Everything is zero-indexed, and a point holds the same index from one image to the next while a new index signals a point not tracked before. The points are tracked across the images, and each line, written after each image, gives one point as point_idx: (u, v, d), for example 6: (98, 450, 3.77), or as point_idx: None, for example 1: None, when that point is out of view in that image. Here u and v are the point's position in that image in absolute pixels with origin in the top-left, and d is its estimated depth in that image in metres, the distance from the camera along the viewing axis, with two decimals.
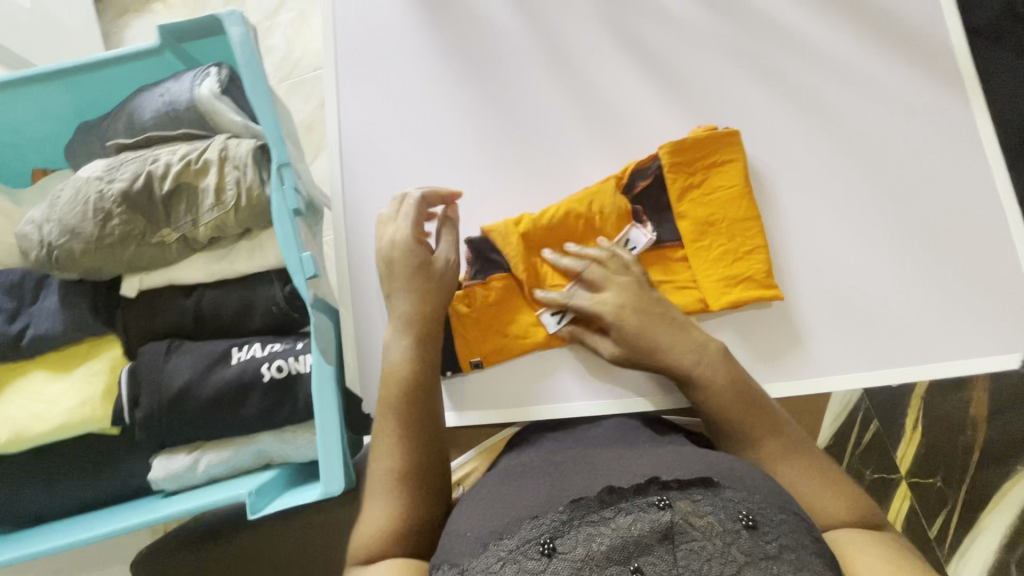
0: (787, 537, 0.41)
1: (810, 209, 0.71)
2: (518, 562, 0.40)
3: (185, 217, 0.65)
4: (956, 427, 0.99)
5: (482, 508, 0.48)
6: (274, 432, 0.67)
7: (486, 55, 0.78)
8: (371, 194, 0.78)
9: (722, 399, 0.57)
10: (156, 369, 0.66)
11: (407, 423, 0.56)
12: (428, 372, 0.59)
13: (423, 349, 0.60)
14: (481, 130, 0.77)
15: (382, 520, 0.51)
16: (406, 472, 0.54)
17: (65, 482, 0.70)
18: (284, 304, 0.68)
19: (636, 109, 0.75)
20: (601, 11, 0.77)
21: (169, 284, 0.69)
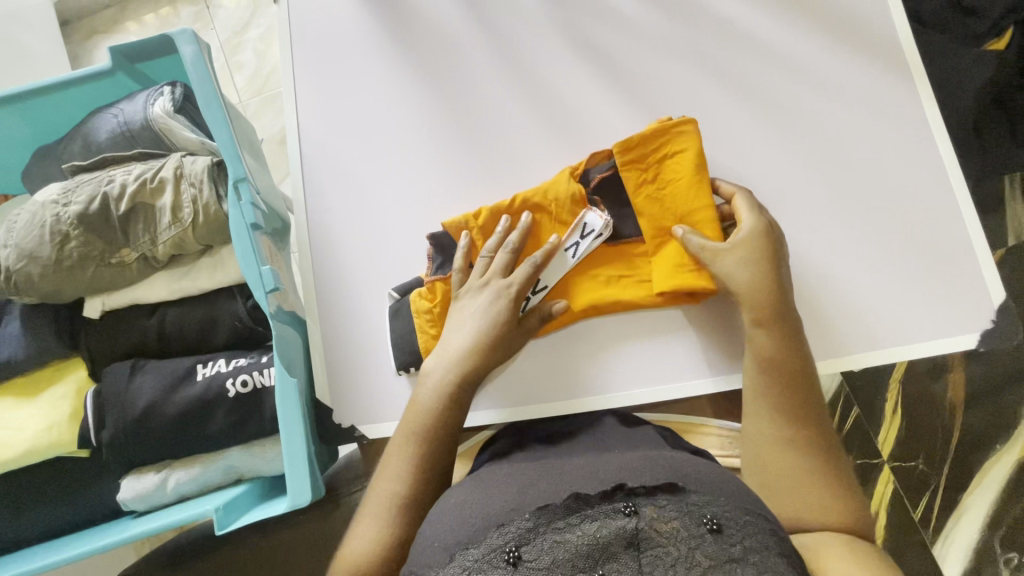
0: (752, 539, 0.42)
1: (768, 202, 0.72)
2: (483, 571, 0.41)
3: (143, 237, 0.65)
4: (934, 409, 1.01)
5: (449, 514, 0.48)
6: (241, 446, 0.67)
7: (444, 65, 0.79)
8: (336, 206, 0.78)
9: (781, 368, 0.58)
10: (120, 390, 0.65)
11: (422, 459, 0.58)
12: (456, 410, 0.61)
13: (457, 391, 0.61)
14: (442, 139, 0.77)
15: (377, 538, 0.55)
16: (407, 501, 0.56)
17: (35, 507, 0.70)
18: (248, 319, 0.68)
19: (594, 112, 0.76)
20: (555, 17, 0.78)
21: (132, 304, 0.69)
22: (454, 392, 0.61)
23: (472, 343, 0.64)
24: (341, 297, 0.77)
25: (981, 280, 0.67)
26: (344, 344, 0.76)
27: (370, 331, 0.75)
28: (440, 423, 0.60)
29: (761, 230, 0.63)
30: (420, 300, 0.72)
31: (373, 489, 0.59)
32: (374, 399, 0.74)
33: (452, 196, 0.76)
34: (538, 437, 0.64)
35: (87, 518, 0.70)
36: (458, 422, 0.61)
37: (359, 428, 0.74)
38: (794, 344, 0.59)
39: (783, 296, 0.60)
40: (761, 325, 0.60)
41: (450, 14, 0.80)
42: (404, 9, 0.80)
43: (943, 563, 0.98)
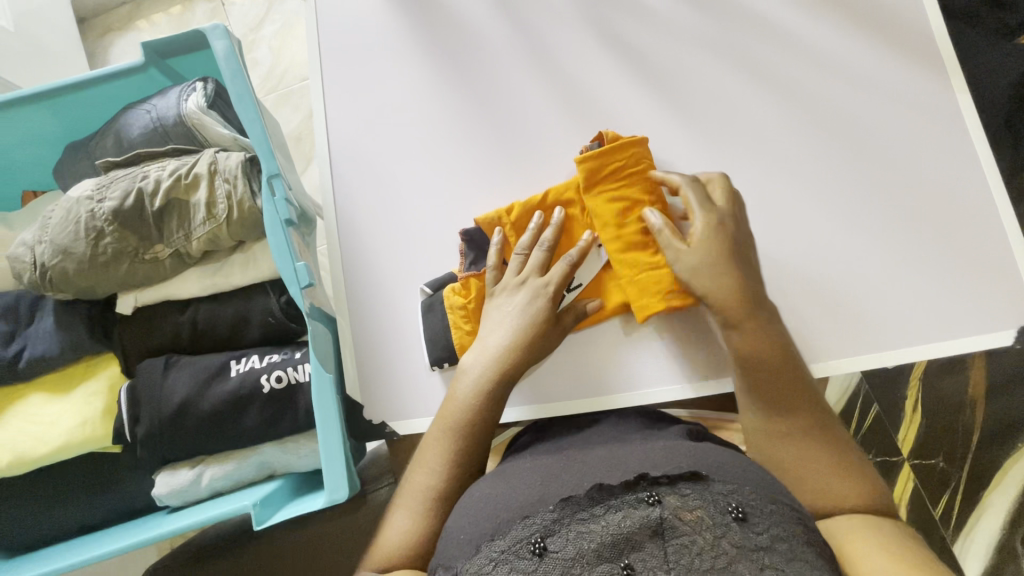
0: (779, 527, 0.41)
1: (799, 197, 0.71)
2: (510, 562, 0.40)
3: (178, 233, 0.65)
4: (955, 408, 1.00)
5: (475, 508, 0.48)
6: (275, 442, 0.67)
7: (471, 60, 0.78)
8: (364, 203, 0.78)
9: (767, 358, 0.57)
10: (154, 385, 0.66)
11: (459, 453, 0.58)
12: (494, 407, 0.60)
13: (495, 387, 0.61)
14: (471, 135, 0.77)
15: (410, 530, 0.55)
16: (441, 495, 0.56)
17: (68, 502, 0.70)
18: (281, 314, 0.68)
19: (623, 108, 0.75)
20: (583, 12, 0.77)
21: (165, 300, 0.69)
22: (492, 387, 0.61)
23: (512, 340, 0.63)
24: (371, 294, 0.76)
25: (1018, 276, 0.66)
26: (373, 340, 0.75)
27: (399, 328, 0.75)
28: (476, 417, 0.59)
29: (707, 231, 0.63)
30: (454, 296, 0.72)
31: (407, 481, 0.59)
32: (403, 395, 0.74)
33: (481, 192, 0.76)
34: (565, 433, 0.63)
35: (119, 514, 0.70)
36: (495, 419, 0.61)
37: (389, 424, 0.74)
38: (773, 334, 0.58)
39: (751, 291, 0.60)
40: (734, 323, 0.59)
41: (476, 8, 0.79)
42: (430, 4, 0.80)
43: (964, 562, 0.97)
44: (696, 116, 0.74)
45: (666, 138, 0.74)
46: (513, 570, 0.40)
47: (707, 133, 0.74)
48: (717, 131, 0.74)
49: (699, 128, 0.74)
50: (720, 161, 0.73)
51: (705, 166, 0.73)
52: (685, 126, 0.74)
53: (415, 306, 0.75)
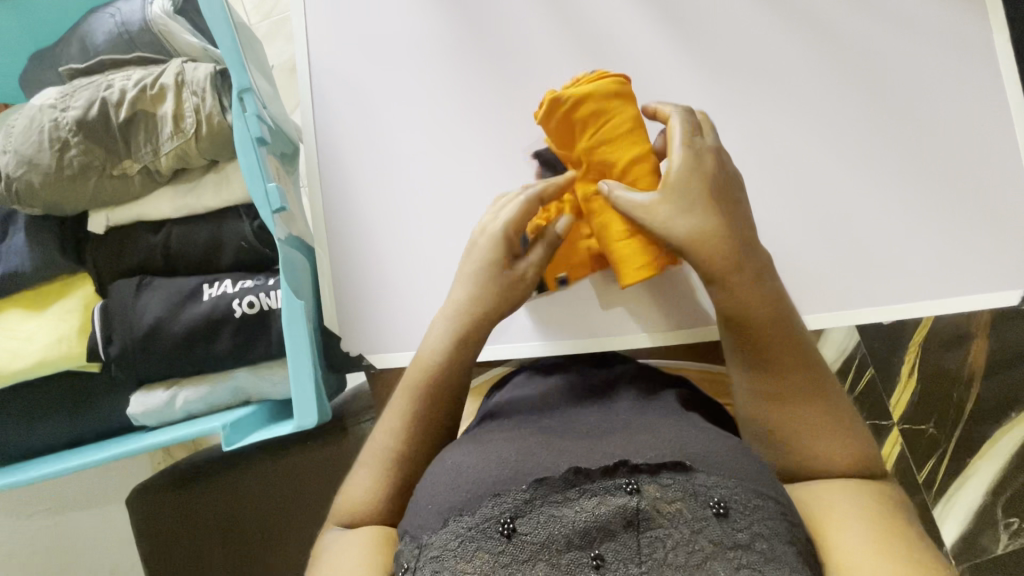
0: (761, 525, 0.39)
1: (807, 139, 0.66)
2: (476, 543, 0.39)
3: (145, 148, 0.62)
4: (953, 378, 0.98)
5: (443, 477, 0.46)
6: (248, 368, 0.65)
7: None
8: (346, 129, 0.74)
9: (756, 318, 0.52)
10: (127, 306, 0.65)
11: (417, 409, 0.56)
12: (463, 364, 0.58)
13: (458, 351, 0.58)
14: (460, 58, 0.72)
15: (371, 487, 0.54)
16: (402, 458, 0.55)
17: (48, 419, 0.71)
18: (254, 239, 0.66)
19: (624, 32, 0.69)
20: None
21: (137, 219, 0.67)
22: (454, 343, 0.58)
23: (468, 294, 0.60)
24: (351, 224, 0.74)
25: None
26: (352, 271, 0.73)
27: (377, 261, 0.73)
28: (438, 380, 0.57)
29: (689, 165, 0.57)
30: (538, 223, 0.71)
31: (372, 440, 0.58)
32: (382, 328, 0.73)
33: (469, 122, 0.72)
34: (550, 388, 0.60)
35: (101, 431, 0.71)
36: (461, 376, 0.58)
37: (368, 357, 0.73)
38: (762, 288, 0.53)
39: (735, 242, 0.54)
40: (714, 277, 0.54)
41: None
42: None
43: (943, 523, 0.97)
44: (702, 43, 0.69)
45: (669, 66, 0.69)
46: (480, 550, 0.39)
47: (714, 62, 0.68)
48: (724, 62, 0.68)
49: (705, 58, 0.68)
50: (726, 94, 0.68)
51: (708, 100, 0.68)
52: (689, 54, 0.69)
53: (396, 238, 0.73)
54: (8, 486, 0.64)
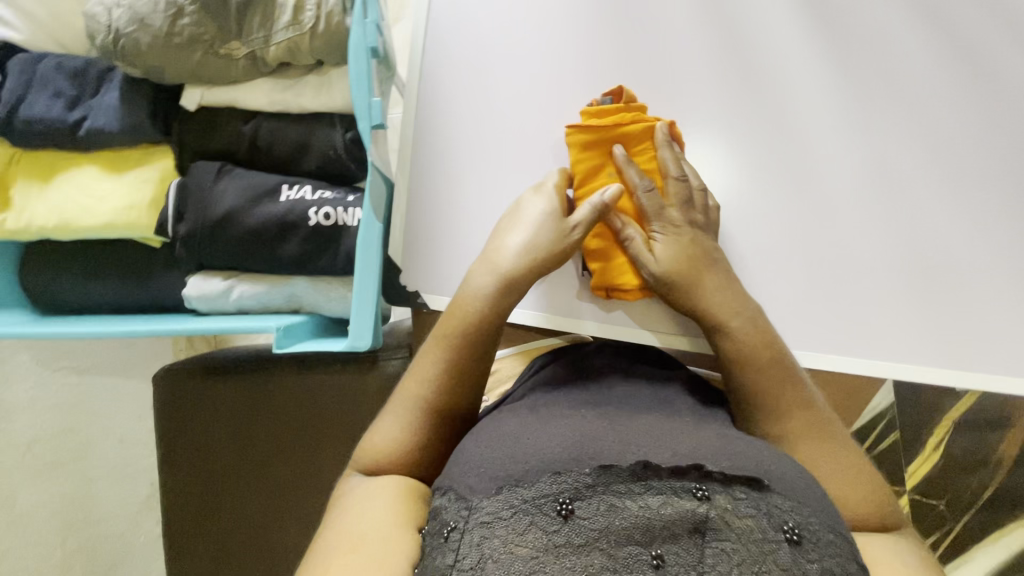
0: (831, 561, 0.37)
1: (934, 172, 0.61)
2: (532, 516, 0.37)
3: (257, 33, 0.60)
4: (978, 463, 0.93)
5: (496, 442, 0.44)
6: (309, 279, 0.65)
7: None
8: (448, 59, 0.71)
9: (755, 359, 0.52)
10: (205, 188, 0.64)
11: (452, 367, 0.53)
12: (499, 321, 0.55)
13: (499, 300, 0.55)
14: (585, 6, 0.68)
15: (398, 438, 0.52)
16: (434, 407, 0.52)
17: (103, 281, 0.72)
18: (343, 151, 0.64)
19: (766, 16, 0.64)
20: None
21: (230, 105, 0.65)
22: (497, 305, 0.55)
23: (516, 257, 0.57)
24: (435, 157, 0.72)
25: None
26: (426, 209, 0.72)
27: (453, 200, 0.71)
28: (475, 328, 0.54)
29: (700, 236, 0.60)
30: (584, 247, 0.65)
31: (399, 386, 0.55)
32: (441, 271, 0.72)
33: (578, 80, 0.68)
34: (605, 371, 0.58)
35: (152, 305, 0.72)
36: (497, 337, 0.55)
37: (422, 295, 0.73)
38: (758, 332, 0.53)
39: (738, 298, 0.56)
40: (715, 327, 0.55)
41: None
42: None
43: None
44: (848, 43, 0.63)
45: (806, 63, 0.64)
46: (534, 525, 0.37)
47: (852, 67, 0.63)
48: (866, 70, 0.63)
49: (847, 62, 0.63)
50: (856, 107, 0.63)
51: (837, 109, 0.63)
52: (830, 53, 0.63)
53: (477, 182, 0.70)
54: (55, 335, 0.64)
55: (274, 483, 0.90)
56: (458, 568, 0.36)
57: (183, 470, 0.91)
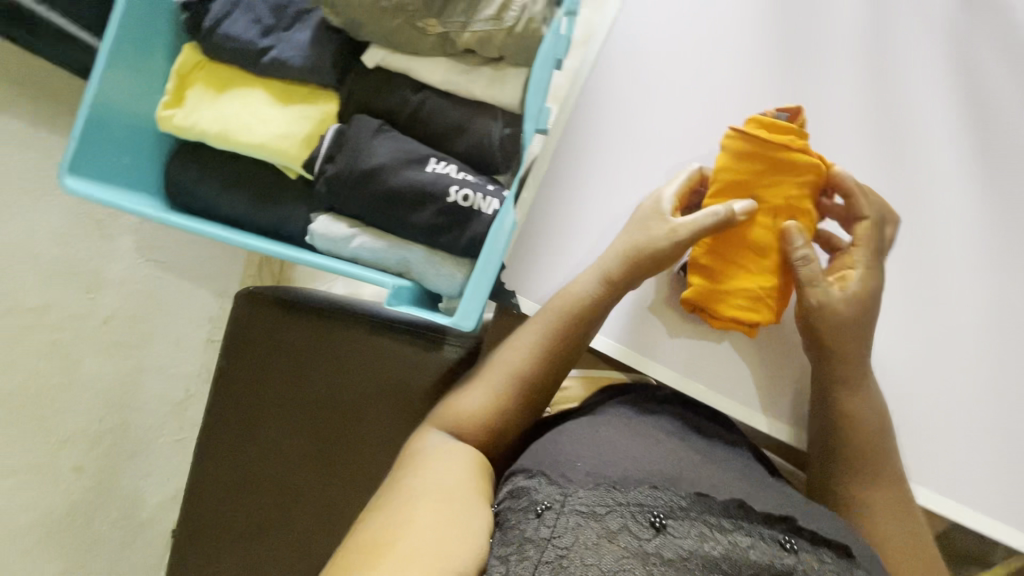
0: None
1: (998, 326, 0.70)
2: (634, 523, 0.53)
3: (458, 18, 0.64)
4: None
5: (595, 455, 0.61)
6: (425, 249, 0.68)
7: (793, 22, 0.76)
8: (621, 100, 0.77)
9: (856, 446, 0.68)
10: (362, 140, 0.68)
11: (536, 354, 0.72)
12: (581, 325, 0.72)
13: (582, 315, 0.71)
14: (747, 90, 0.76)
15: (486, 404, 0.71)
16: (516, 380, 0.72)
17: (237, 195, 0.77)
18: (496, 143, 0.68)
19: (896, 150, 0.74)
20: (919, 39, 0.75)
21: (406, 72, 0.70)
22: (583, 313, 0.71)
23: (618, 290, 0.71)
24: (573, 178, 0.77)
25: None
26: (548, 219, 0.76)
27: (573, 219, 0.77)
28: (562, 329, 0.72)
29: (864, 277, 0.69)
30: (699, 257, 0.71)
31: (496, 361, 0.75)
32: (546, 280, 0.76)
33: None
34: (677, 424, 0.69)
35: (275, 230, 0.77)
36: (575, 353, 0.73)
37: (516, 296, 0.78)
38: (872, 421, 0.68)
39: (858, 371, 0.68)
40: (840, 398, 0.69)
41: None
42: None
43: None
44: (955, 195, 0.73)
45: (915, 201, 0.73)
46: (632, 527, 0.52)
47: (955, 217, 0.72)
48: (967, 222, 0.72)
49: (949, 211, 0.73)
50: (947, 250, 0.72)
51: (930, 249, 0.72)
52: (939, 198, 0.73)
53: (601, 212, 0.76)
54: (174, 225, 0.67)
55: (312, 427, 0.93)
56: (561, 539, 0.51)
57: (236, 386, 0.96)
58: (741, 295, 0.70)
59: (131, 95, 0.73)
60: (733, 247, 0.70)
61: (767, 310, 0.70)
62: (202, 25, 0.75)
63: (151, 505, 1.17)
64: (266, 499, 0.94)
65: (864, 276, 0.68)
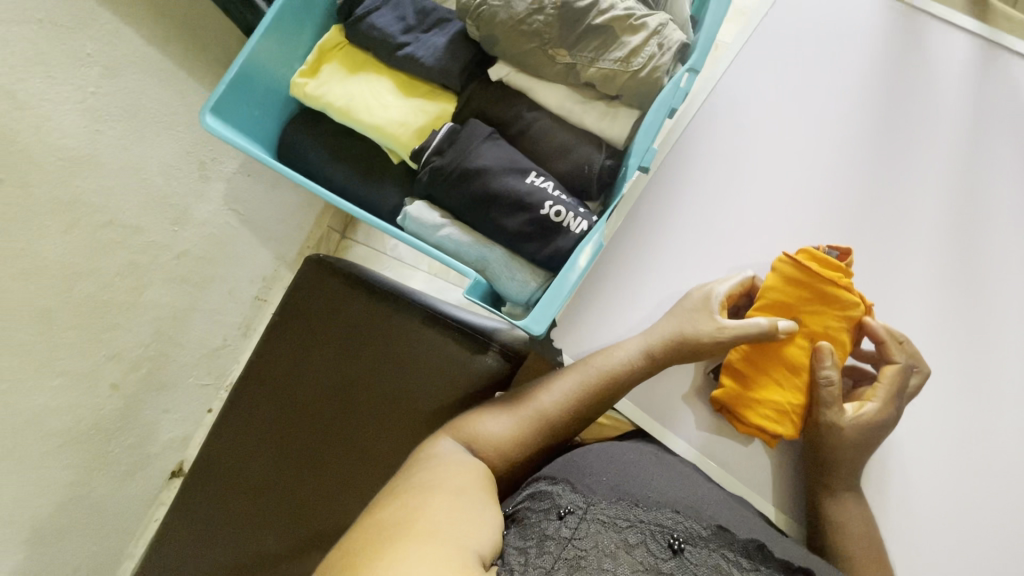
0: None
1: (1001, 451, 0.79)
2: (653, 540, 0.60)
3: (588, 53, 0.70)
4: None
5: (619, 480, 0.70)
6: (506, 252, 0.73)
7: (877, 150, 0.88)
8: (713, 189, 0.90)
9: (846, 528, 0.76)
10: (472, 142, 0.74)
11: (572, 399, 0.76)
12: (622, 382, 0.78)
13: (626, 372, 0.78)
14: (822, 192, 0.88)
15: (508, 431, 0.74)
16: (542, 418, 0.75)
17: (341, 166, 0.83)
18: (596, 170, 0.73)
19: (967, 281, 0.83)
20: (982, 183, 0.85)
21: (525, 91, 0.76)
22: (628, 371, 0.78)
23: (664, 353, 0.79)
24: (654, 247, 0.90)
25: None
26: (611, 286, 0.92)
27: (644, 264, 0.90)
28: (603, 383, 0.77)
29: (879, 415, 0.76)
30: (735, 364, 0.80)
31: (525, 393, 0.78)
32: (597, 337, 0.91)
33: None
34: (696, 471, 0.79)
35: (369, 204, 0.83)
36: (607, 404, 0.79)
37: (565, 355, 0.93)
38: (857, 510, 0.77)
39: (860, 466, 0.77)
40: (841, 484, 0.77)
41: (918, 114, 0.88)
42: (912, 106, 0.89)
43: None
44: (978, 323, 0.82)
45: (943, 319, 0.83)
46: (650, 544, 0.60)
47: (975, 340, 0.82)
48: (985, 349, 0.81)
49: (970, 335, 0.82)
50: (960, 373, 0.82)
51: (952, 364, 0.82)
52: (963, 321, 0.82)
53: (666, 279, 0.89)
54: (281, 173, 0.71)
55: (347, 400, 0.96)
56: (582, 538, 0.60)
57: (285, 342, 1.00)
58: (765, 407, 0.79)
59: (276, 61, 0.82)
60: (765, 363, 0.79)
61: (786, 425, 0.78)
62: (353, 13, 0.83)
63: (161, 441, 1.18)
64: (289, 460, 0.96)
65: (879, 408, 0.76)
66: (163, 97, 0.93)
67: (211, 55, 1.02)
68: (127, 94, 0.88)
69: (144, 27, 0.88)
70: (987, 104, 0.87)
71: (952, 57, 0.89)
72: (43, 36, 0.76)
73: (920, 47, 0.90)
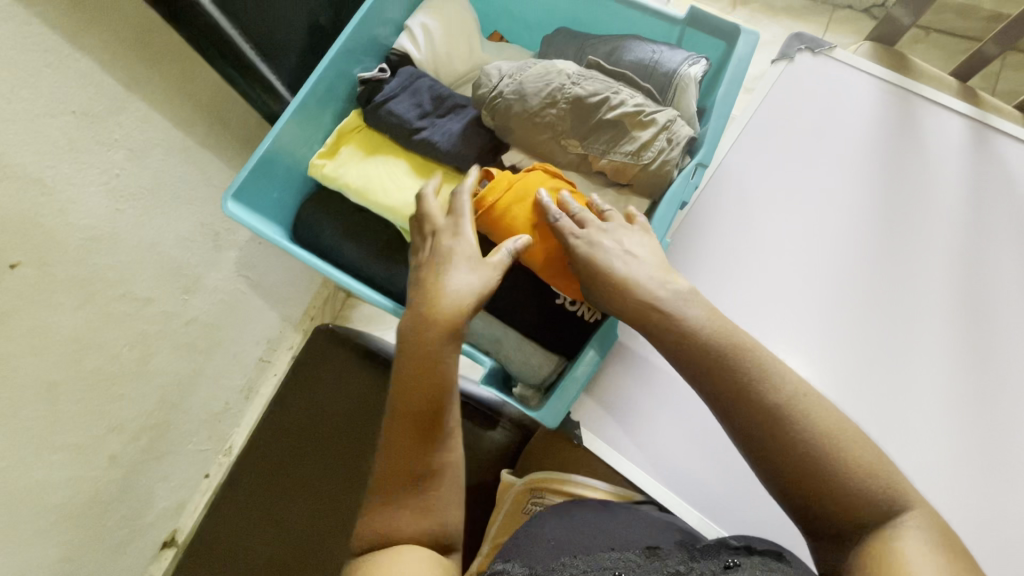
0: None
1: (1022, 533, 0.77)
2: None
3: (600, 145, 0.73)
4: None
5: (556, 537, 0.65)
6: (518, 336, 0.78)
7: (882, 229, 0.90)
8: (724, 263, 0.91)
9: None
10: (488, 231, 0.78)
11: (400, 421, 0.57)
12: (434, 364, 0.58)
13: (434, 347, 0.59)
14: (828, 269, 0.89)
15: (376, 524, 0.54)
16: (397, 475, 0.55)
17: (355, 243, 0.85)
18: None
19: (978, 359, 0.83)
20: (982, 262, 0.87)
21: None
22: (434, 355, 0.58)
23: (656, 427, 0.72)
24: None
25: None
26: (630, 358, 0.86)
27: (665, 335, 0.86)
28: (417, 380, 0.58)
29: None
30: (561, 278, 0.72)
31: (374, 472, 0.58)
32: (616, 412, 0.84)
33: (821, 336, 0.87)
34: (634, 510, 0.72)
35: (382, 282, 0.84)
36: (439, 393, 0.58)
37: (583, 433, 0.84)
38: None
39: None
40: None
41: (920, 196, 0.91)
42: (912, 187, 0.91)
43: None
44: (992, 399, 0.82)
45: (959, 397, 0.82)
46: None
47: (988, 417, 0.81)
48: (1002, 426, 0.80)
49: (982, 414, 0.81)
50: (978, 452, 0.80)
51: (971, 444, 0.80)
52: (979, 400, 0.82)
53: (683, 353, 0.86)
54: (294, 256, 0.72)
55: (352, 473, 0.94)
56: None
57: (291, 409, 0.99)
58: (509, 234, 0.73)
59: (294, 143, 0.84)
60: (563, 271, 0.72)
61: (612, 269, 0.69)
62: (370, 98, 0.86)
63: (157, 510, 1.15)
64: (290, 535, 0.93)
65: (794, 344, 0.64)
66: (184, 173, 0.96)
67: (233, 131, 1.06)
68: (152, 174, 0.91)
69: (172, 110, 0.92)
70: (978, 185, 0.90)
71: (945, 141, 0.92)
72: (78, 125, 0.79)
73: (915, 131, 0.93)
